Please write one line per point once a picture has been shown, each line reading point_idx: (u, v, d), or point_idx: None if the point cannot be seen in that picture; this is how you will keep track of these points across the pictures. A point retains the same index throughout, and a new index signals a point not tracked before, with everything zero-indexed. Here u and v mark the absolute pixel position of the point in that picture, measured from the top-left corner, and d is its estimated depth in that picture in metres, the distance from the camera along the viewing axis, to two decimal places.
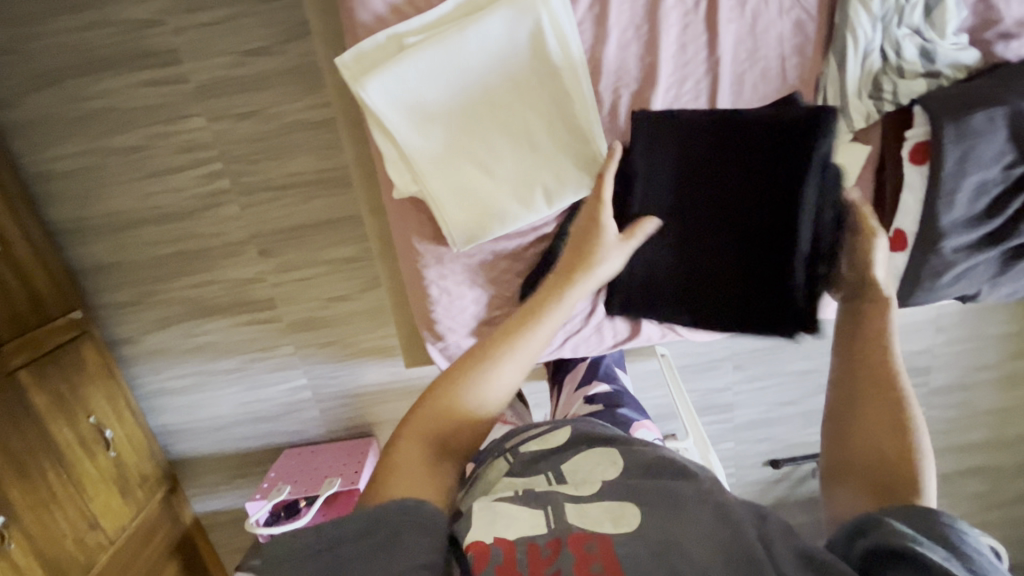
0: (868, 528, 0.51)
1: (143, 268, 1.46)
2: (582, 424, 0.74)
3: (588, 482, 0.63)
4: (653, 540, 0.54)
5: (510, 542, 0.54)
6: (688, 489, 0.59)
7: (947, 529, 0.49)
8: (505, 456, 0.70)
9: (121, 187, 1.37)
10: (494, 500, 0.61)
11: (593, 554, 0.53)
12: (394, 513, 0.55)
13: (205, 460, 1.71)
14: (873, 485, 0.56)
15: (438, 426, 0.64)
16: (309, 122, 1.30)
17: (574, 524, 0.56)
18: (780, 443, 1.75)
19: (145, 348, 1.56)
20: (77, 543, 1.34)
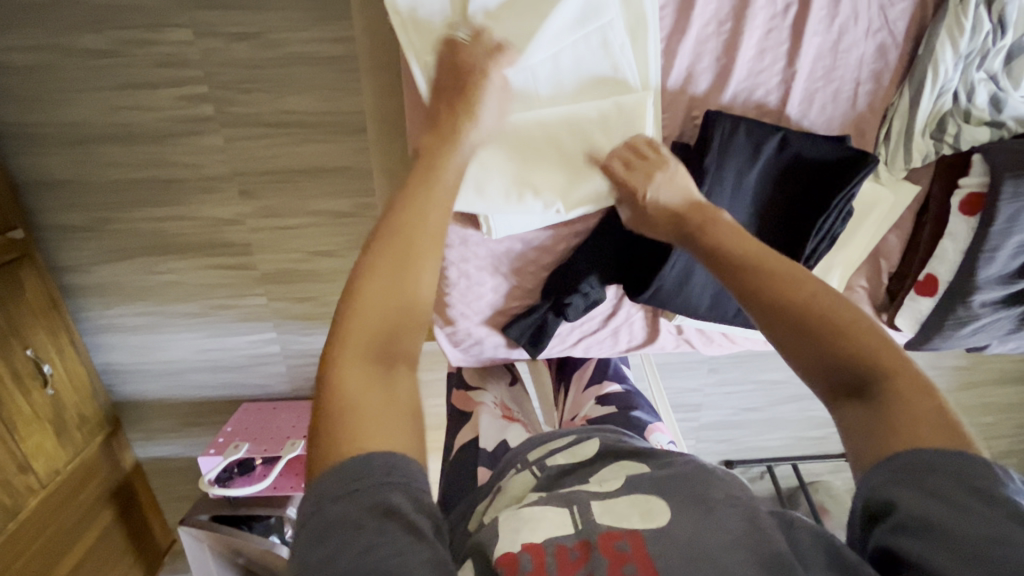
0: (884, 509, 0.47)
1: (100, 191, 1.29)
2: (608, 436, 0.72)
3: (611, 478, 0.63)
4: (684, 542, 0.51)
5: (539, 547, 0.53)
6: (716, 492, 0.56)
7: (953, 458, 0.46)
8: (530, 468, 0.70)
9: (80, 96, 1.18)
10: (520, 508, 0.60)
11: (626, 553, 0.51)
12: (369, 479, 0.46)
13: (154, 405, 1.60)
14: (857, 390, 0.55)
15: (359, 387, 0.51)
16: (314, 57, 1.16)
17: (603, 523, 0.55)
18: (737, 444, 1.82)
19: (96, 279, 1.40)
20: (3, 486, 1.22)
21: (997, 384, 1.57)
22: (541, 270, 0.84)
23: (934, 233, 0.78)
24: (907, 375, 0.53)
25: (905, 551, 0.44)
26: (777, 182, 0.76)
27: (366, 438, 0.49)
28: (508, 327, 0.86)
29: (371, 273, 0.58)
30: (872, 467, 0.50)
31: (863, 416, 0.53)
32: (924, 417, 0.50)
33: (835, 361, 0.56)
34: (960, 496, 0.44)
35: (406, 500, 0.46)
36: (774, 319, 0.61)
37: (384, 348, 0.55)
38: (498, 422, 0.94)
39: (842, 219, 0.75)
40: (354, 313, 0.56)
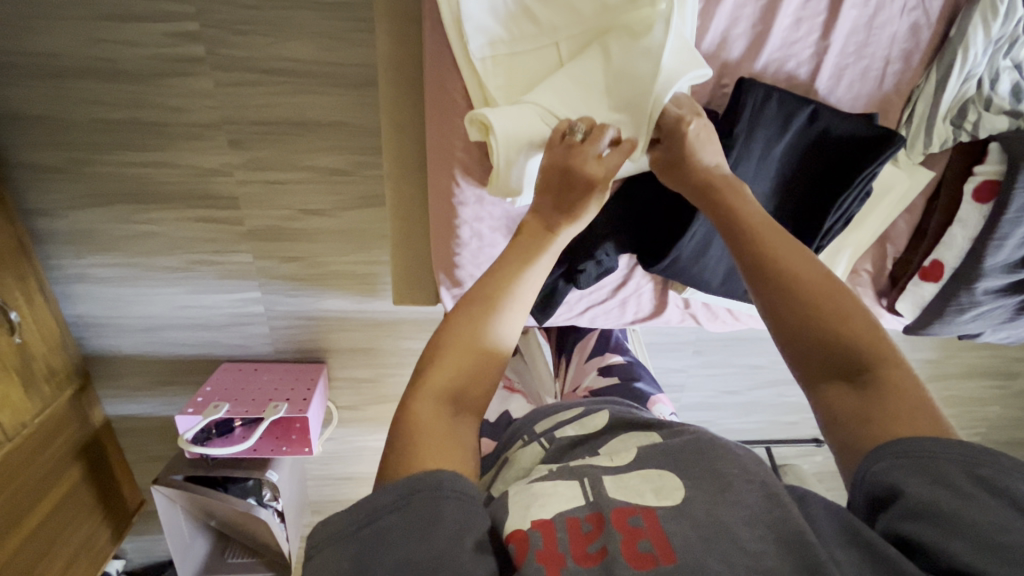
0: (888, 496, 0.47)
1: (76, 130, 1.20)
2: (618, 408, 0.70)
3: (623, 450, 0.60)
4: (700, 522, 0.48)
5: (548, 522, 0.49)
6: (732, 466, 0.53)
7: (953, 448, 0.47)
8: (539, 441, 0.66)
9: (57, 23, 1.09)
10: (530, 482, 0.55)
11: (640, 530, 0.48)
12: (420, 483, 0.45)
13: (126, 361, 1.53)
14: (844, 374, 0.55)
15: (436, 432, 0.50)
16: (317, 1, 1.10)
17: (615, 498, 0.51)
18: (715, 425, 1.86)
19: (68, 226, 1.32)
20: None
21: (963, 378, 1.64)
22: None
23: (945, 219, 0.80)
24: (899, 369, 0.53)
25: (912, 536, 0.44)
26: (800, 159, 0.76)
27: (426, 457, 0.48)
28: None
29: (458, 319, 0.58)
30: (873, 451, 0.49)
31: (855, 401, 0.53)
32: (907, 413, 0.50)
33: (835, 338, 0.56)
34: (964, 485, 0.44)
35: (454, 511, 0.44)
36: (785, 281, 0.60)
37: (461, 388, 0.54)
38: (499, 392, 0.94)
39: (861, 198, 0.76)
40: (438, 356, 0.55)
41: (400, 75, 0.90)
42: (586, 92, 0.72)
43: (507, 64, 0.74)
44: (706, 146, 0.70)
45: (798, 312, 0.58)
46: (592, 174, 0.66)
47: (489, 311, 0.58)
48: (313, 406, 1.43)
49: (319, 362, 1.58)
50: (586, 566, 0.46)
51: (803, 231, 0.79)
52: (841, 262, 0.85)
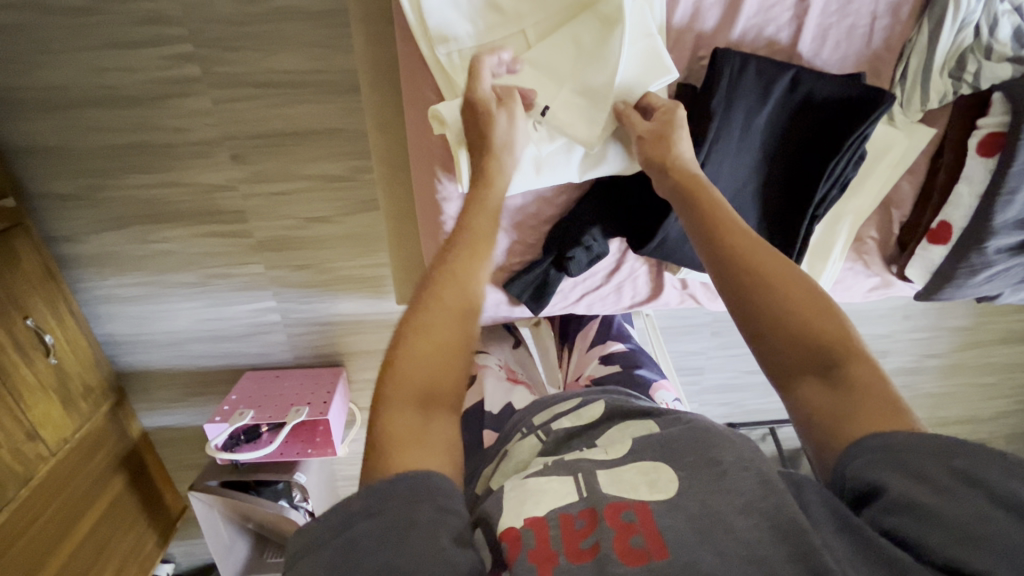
0: (871, 492, 0.44)
1: (90, 158, 1.26)
2: (616, 398, 0.67)
3: (618, 442, 0.56)
4: (692, 513, 0.45)
5: (542, 519, 0.47)
6: (727, 453, 0.50)
7: (930, 440, 0.45)
8: (536, 433, 0.64)
9: (62, 56, 1.14)
10: (526, 477, 0.54)
11: (633, 525, 0.45)
12: (410, 490, 0.45)
13: (157, 375, 1.60)
14: (819, 369, 0.54)
15: (406, 426, 0.50)
16: (302, 12, 1.12)
17: (609, 492, 0.48)
18: (739, 407, 1.82)
19: (91, 249, 1.38)
20: (14, 455, 1.23)
21: (998, 344, 1.56)
22: (542, 224, 0.81)
23: (950, 176, 0.77)
24: (871, 364, 0.52)
25: (895, 535, 0.41)
26: (786, 131, 0.74)
27: (402, 460, 0.48)
28: (510, 284, 0.84)
29: (416, 318, 0.57)
30: (852, 447, 0.48)
31: (828, 398, 0.52)
32: (883, 404, 0.49)
33: (805, 331, 0.55)
34: (943, 478, 0.42)
35: (427, 510, 0.44)
36: (754, 274, 0.59)
37: (428, 386, 0.53)
38: (503, 384, 0.89)
39: (852, 166, 0.74)
40: (403, 359, 0.55)
41: (381, 78, 0.90)
42: (550, 83, 0.72)
43: (475, 57, 0.72)
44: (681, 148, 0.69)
45: (774, 307, 0.57)
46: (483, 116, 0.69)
47: (445, 306, 0.58)
48: (332, 409, 1.47)
49: (337, 365, 1.62)
50: (579, 562, 0.43)
51: (793, 203, 0.78)
52: (840, 230, 0.83)
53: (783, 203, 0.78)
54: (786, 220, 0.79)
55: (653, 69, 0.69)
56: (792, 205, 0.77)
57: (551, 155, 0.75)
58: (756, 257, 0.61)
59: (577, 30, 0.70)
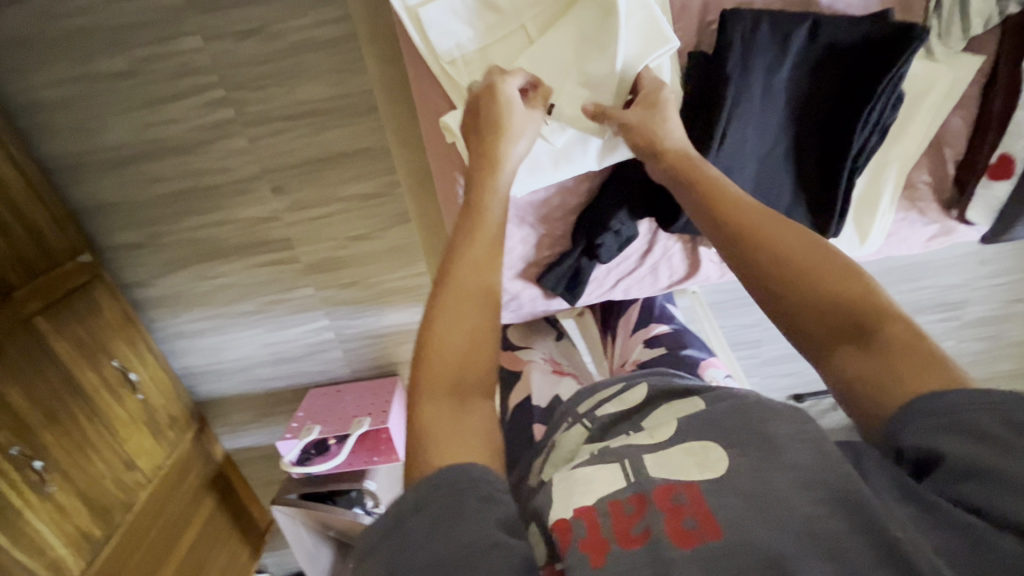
0: (930, 459, 0.41)
1: (149, 208, 1.37)
2: (659, 379, 0.66)
3: (664, 425, 0.53)
4: (746, 488, 0.42)
5: (590, 508, 0.46)
6: (779, 427, 0.47)
7: (984, 395, 0.41)
8: (582, 421, 0.64)
9: (115, 119, 1.25)
10: (573, 467, 0.52)
11: (683, 507, 0.43)
12: (448, 484, 0.43)
13: (232, 401, 1.71)
14: (852, 333, 0.51)
15: (444, 421, 0.48)
16: (317, 41, 1.17)
17: (657, 477, 0.47)
18: (805, 378, 1.73)
19: (160, 292, 1.50)
20: (114, 482, 1.38)
21: None
22: (567, 214, 0.81)
23: (1006, 105, 0.71)
24: (907, 322, 0.49)
25: (968, 505, 0.38)
26: (811, 83, 0.70)
27: (443, 452, 0.46)
28: (543, 278, 0.84)
29: (441, 309, 0.57)
30: (900, 413, 0.44)
31: (866, 362, 0.49)
32: (927, 358, 0.46)
33: (827, 294, 0.53)
34: (1004, 431, 0.38)
35: (475, 503, 0.42)
36: (763, 244, 0.58)
37: (458, 376, 0.52)
38: (550, 377, 0.89)
39: (886, 112, 0.69)
40: (430, 347, 0.54)
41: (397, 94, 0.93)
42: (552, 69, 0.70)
43: (478, 59, 0.72)
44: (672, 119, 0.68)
45: (790, 275, 0.56)
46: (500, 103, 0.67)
47: (469, 296, 0.58)
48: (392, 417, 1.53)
49: (392, 375, 1.68)
50: (632, 549, 0.42)
51: (829, 157, 0.73)
52: (886, 179, 0.77)
53: (820, 159, 0.74)
54: (825, 174, 0.74)
55: (654, 47, 0.67)
56: (829, 158, 0.73)
57: (565, 146, 0.73)
58: (772, 228, 0.59)
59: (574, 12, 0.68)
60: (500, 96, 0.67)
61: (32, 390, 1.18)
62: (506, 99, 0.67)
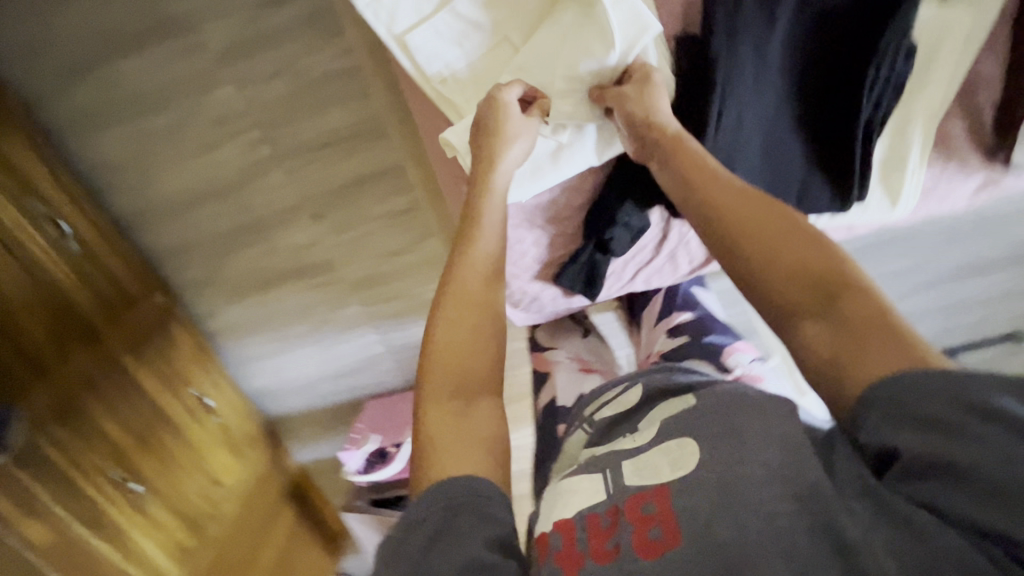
0: (890, 455, 0.41)
1: (207, 246, 1.49)
2: (656, 376, 0.64)
3: (646, 427, 0.56)
4: (712, 490, 0.45)
5: (569, 522, 0.49)
6: (754, 424, 0.48)
7: (926, 374, 0.40)
8: (583, 426, 0.66)
9: (170, 169, 1.36)
10: (562, 477, 0.56)
11: (652, 516, 0.46)
12: (450, 499, 0.46)
13: (299, 418, 1.82)
14: (813, 306, 0.48)
15: (449, 428, 0.51)
16: (336, 73, 1.21)
17: (633, 484, 0.49)
18: None
19: (226, 321, 1.63)
20: (204, 497, 1.54)
21: None
22: (576, 211, 0.82)
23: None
24: (869, 296, 0.47)
25: (920, 500, 0.38)
26: (807, 49, 0.68)
27: (443, 462, 0.49)
28: (560, 277, 0.85)
29: (442, 317, 0.59)
30: (861, 398, 0.43)
31: (826, 336, 0.47)
32: (888, 333, 0.44)
33: (794, 268, 0.51)
34: (946, 416, 0.38)
35: (469, 522, 0.44)
36: (730, 227, 0.56)
37: (461, 381, 0.55)
38: (575, 376, 0.89)
39: (899, 64, 0.67)
40: (433, 355, 0.56)
41: None
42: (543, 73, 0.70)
43: (468, 75, 0.74)
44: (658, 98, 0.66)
45: (754, 246, 0.54)
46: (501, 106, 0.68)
47: (470, 304, 0.60)
48: None
49: None
50: (603, 563, 0.44)
51: (838, 122, 0.70)
52: (912, 136, 0.73)
53: (828, 126, 0.71)
54: (835, 140, 0.71)
55: (634, 34, 0.67)
56: (838, 124, 0.71)
57: (562, 146, 0.74)
58: (730, 203, 0.57)
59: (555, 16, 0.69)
60: (500, 100, 0.68)
61: (126, 420, 1.34)
62: (507, 101, 0.68)
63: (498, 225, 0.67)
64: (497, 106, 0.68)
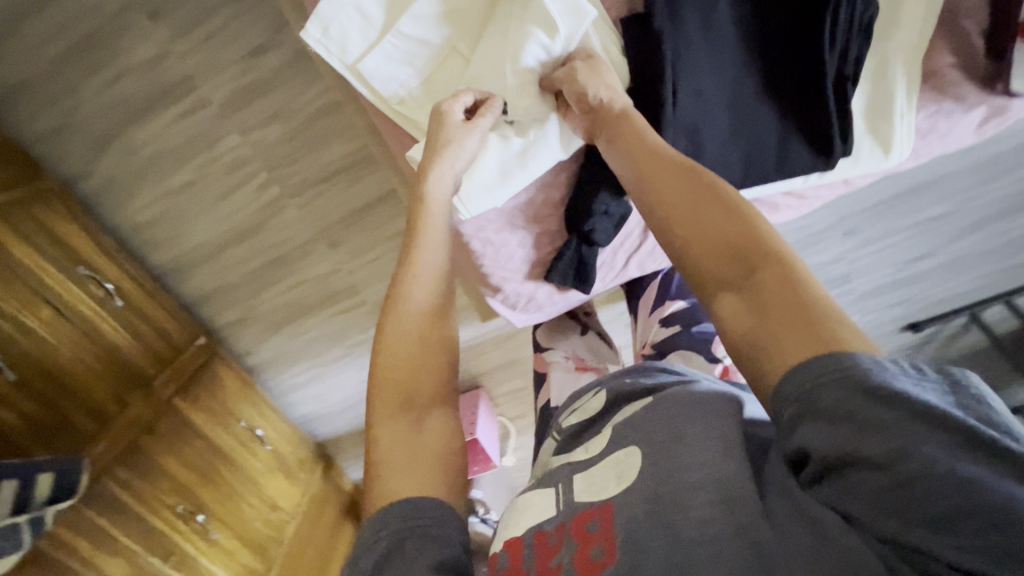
0: (804, 457, 0.39)
1: (239, 286, 1.58)
2: (615, 377, 0.66)
3: (596, 437, 0.59)
4: (647, 495, 0.46)
5: (520, 541, 0.51)
6: (697, 426, 0.48)
7: (840, 364, 0.38)
8: (551, 435, 0.69)
9: (195, 221, 1.46)
10: (525, 494, 0.58)
11: (594, 534, 0.46)
12: (406, 519, 0.47)
13: (347, 437, 1.91)
14: (735, 281, 0.48)
15: (402, 447, 0.54)
16: (328, 107, 1.25)
17: (582, 500, 0.50)
18: (919, 303, 1.45)
19: (267, 355, 1.72)
20: (266, 523, 1.62)
21: None
22: (555, 208, 0.83)
23: None
24: (787, 267, 0.46)
25: (834, 506, 0.37)
26: (754, 12, 0.67)
27: (395, 485, 0.51)
28: (551, 273, 0.87)
29: (389, 334, 0.61)
30: (782, 377, 0.42)
31: (744, 311, 0.47)
32: (799, 301, 0.44)
33: (722, 241, 0.50)
34: (857, 412, 0.36)
35: (417, 542, 0.45)
36: (665, 211, 0.56)
37: (410, 398, 0.57)
38: (569, 375, 0.91)
39: (858, 7, 0.66)
40: (387, 372, 0.59)
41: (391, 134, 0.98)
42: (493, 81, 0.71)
43: (424, 94, 0.77)
44: (598, 74, 0.67)
45: (682, 221, 0.54)
46: (449, 117, 0.70)
47: (420, 323, 0.63)
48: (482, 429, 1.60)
49: (477, 388, 1.71)
50: None
51: (802, 78, 0.69)
52: (894, 77, 0.76)
53: (791, 83, 0.70)
54: (798, 98, 0.71)
55: (575, 24, 0.67)
56: (800, 79, 0.69)
57: (526, 147, 0.74)
58: (662, 183, 0.57)
59: (496, 22, 0.71)
60: (444, 114, 0.70)
61: (183, 457, 1.43)
62: (449, 111, 0.70)
63: (441, 231, 0.69)
64: (440, 117, 0.70)
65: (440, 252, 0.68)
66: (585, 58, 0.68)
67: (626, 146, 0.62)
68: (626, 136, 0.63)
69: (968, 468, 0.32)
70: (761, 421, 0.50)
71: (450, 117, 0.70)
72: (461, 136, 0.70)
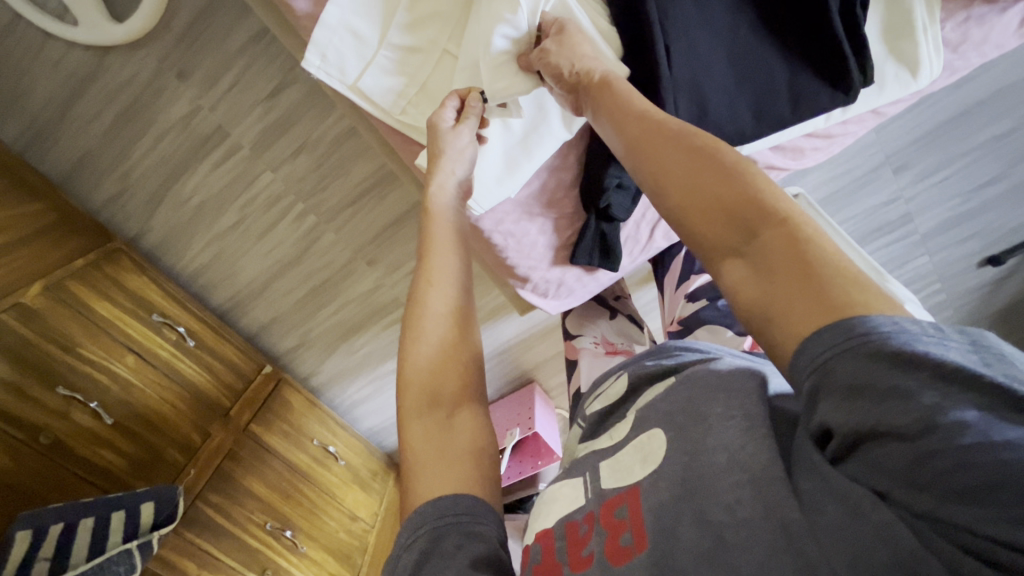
0: (827, 433, 0.39)
1: (293, 313, 1.67)
2: (637, 363, 0.69)
3: (621, 423, 0.62)
4: (675, 479, 0.48)
5: (551, 532, 0.56)
6: (718, 406, 0.50)
7: (853, 332, 0.37)
8: (579, 423, 0.73)
9: (245, 259, 1.56)
10: (556, 484, 0.63)
11: (623, 523, 0.49)
12: (445, 515, 0.49)
13: None
14: (737, 246, 0.47)
15: (435, 443, 0.56)
16: (347, 132, 1.30)
17: (609, 489, 0.54)
18: (995, 233, 1.32)
19: (328, 374, 1.81)
20: (349, 534, 1.72)
21: None
22: (569, 189, 0.84)
23: None
24: (790, 223, 0.44)
25: (865, 481, 0.36)
26: None
27: (431, 484, 0.53)
28: (575, 256, 0.89)
29: (412, 341, 0.63)
30: (801, 343, 0.41)
31: (750, 277, 0.46)
32: (803, 255, 0.43)
33: (720, 205, 0.48)
34: (876, 383, 0.35)
35: (456, 537, 0.48)
36: (657, 191, 0.54)
37: (437, 397, 0.59)
38: (600, 360, 0.92)
39: None
40: (415, 375, 0.61)
41: None
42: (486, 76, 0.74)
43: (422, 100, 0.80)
44: (576, 49, 0.66)
45: (675, 190, 0.52)
46: (442, 124, 0.71)
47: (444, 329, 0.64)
48: (539, 422, 1.61)
49: (530, 382, 1.74)
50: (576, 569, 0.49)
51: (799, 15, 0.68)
52: None
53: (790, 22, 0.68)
54: (799, 36, 0.69)
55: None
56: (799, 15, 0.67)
57: (530, 133, 0.77)
58: (651, 153, 0.55)
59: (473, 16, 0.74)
60: (437, 121, 0.71)
61: (266, 480, 1.52)
62: (444, 117, 0.71)
63: (452, 235, 0.70)
64: (434, 128, 0.71)
65: (451, 253, 0.69)
66: (557, 32, 0.68)
67: (610, 116, 0.61)
68: (609, 112, 0.61)
69: (1001, 431, 0.31)
70: (785, 394, 0.50)
71: (444, 124, 0.71)
72: (454, 138, 0.71)
